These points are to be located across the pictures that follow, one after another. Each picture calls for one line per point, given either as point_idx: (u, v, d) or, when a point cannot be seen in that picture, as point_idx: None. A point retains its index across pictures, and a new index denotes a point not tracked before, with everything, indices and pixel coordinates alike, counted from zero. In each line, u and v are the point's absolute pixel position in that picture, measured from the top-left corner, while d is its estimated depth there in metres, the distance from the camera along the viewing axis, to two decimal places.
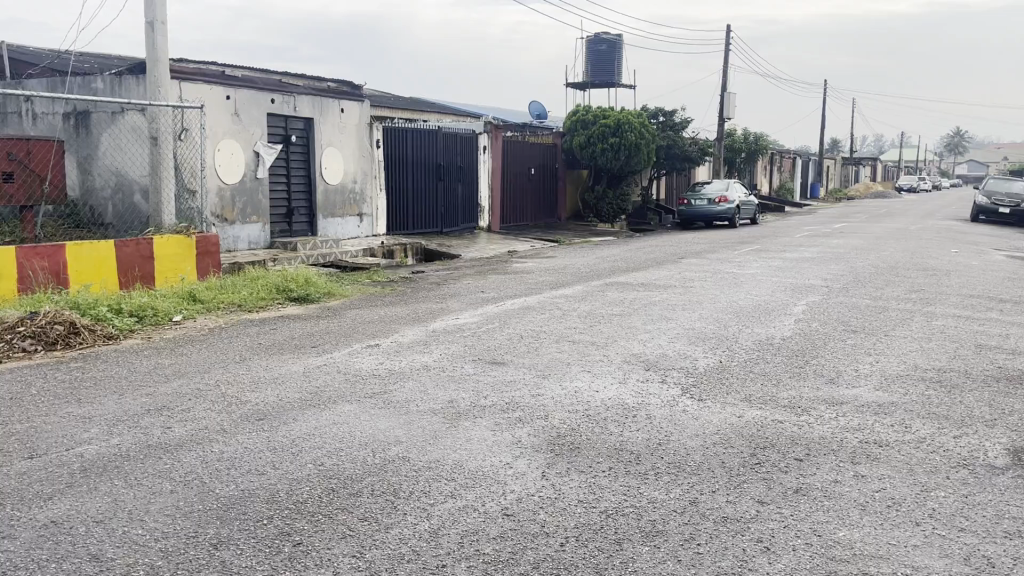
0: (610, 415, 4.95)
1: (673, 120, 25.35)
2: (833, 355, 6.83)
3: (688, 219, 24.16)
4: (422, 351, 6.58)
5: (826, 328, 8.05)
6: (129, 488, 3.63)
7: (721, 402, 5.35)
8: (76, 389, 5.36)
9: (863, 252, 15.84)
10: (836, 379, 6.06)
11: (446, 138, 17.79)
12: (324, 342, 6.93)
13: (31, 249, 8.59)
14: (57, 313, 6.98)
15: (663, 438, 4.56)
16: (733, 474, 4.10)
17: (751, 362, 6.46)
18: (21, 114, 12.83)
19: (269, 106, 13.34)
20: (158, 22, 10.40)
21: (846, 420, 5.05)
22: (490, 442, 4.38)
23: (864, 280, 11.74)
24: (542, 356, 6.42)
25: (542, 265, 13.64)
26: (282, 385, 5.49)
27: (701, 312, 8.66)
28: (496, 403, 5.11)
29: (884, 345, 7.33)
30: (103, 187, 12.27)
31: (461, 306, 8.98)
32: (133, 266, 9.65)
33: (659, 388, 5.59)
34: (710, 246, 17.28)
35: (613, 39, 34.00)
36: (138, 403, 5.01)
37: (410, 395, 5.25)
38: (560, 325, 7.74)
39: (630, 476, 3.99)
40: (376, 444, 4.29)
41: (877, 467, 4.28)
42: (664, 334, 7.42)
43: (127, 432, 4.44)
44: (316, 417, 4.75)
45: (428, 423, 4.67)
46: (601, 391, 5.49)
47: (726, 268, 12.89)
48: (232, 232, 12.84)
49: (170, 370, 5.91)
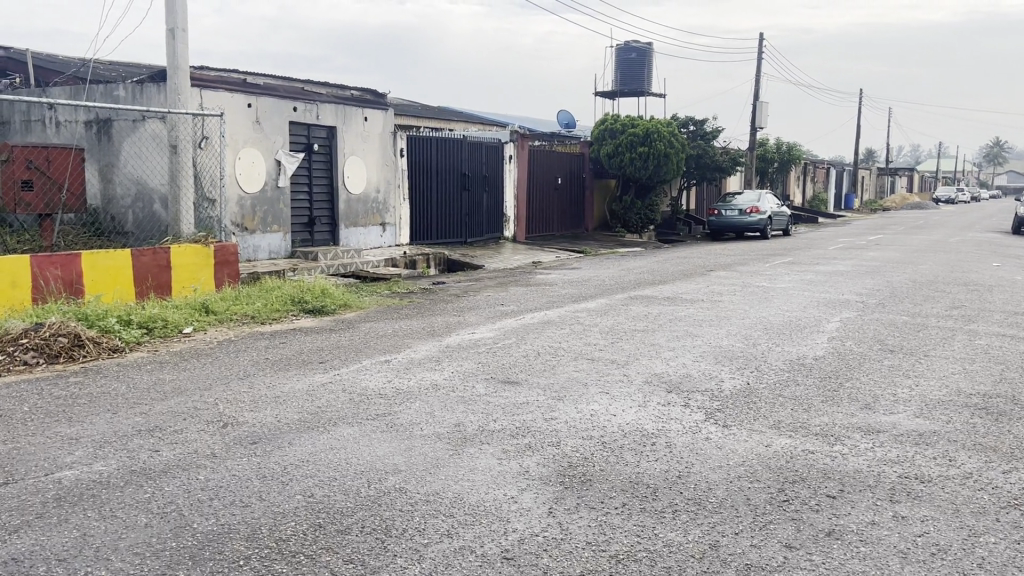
0: (627, 443, 4.62)
1: (703, 129, 24.87)
2: (869, 377, 6.43)
3: (718, 229, 23.68)
4: (433, 368, 6.29)
5: (862, 347, 7.63)
6: (102, 521, 3.37)
7: (747, 428, 5.00)
8: (69, 406, 5.15)
9: (901, 266, 15.28)
10: (874, 404, 5.65)
11: (471, 146, 17.56)
12: (332, 357, 6.68)
13: (46, 258, 8.45)
14: (62, 324, 6.80)
15: (683, 470, 4.23)
16: (758, 512, 3.75)
17: (781, 385, 6.08)
18: (44, 122, 12.82)
19: (291, 114, 13.21)
20: (179, 29, 10.27)
21: (885, 451, 4.67)
22: (495, 473, 4.07)
23: (901, 296, 11.25)
24: (559, 375, 6.10)
25: (565, 276, 13.34)
26: (283, 404, 5.23)
27: (729, 329, 8.28)
28: (507, 428, 4.80)
29: (924, 366, 6.92)
30: (124, 195, 12.18)
31: (477, 320, 8.67)
32: (149, 276, 9.49)
33: (682, 413, 5.25)
34: (742, 258, 16.83)
35: (644, 47, 33.55)
36: (129, 423, 4.78)
37: (416, 418, 4.96)
38: (580, 341, 7.42)
39: (645, 515, 3.66)
40: (372, 473, 4.01)
41: (919, 507, 3.91)
42: (690, 352, 7.06)
43: (113, 455, 4.20)
44: (313, 441, 4.48)
45: (431, 449, 4.38)
46: (620, 414, 5.16)
47: (756, 282, 12.47)
48: (252, 241, 12.69)
49: (169, 387, 5.66)
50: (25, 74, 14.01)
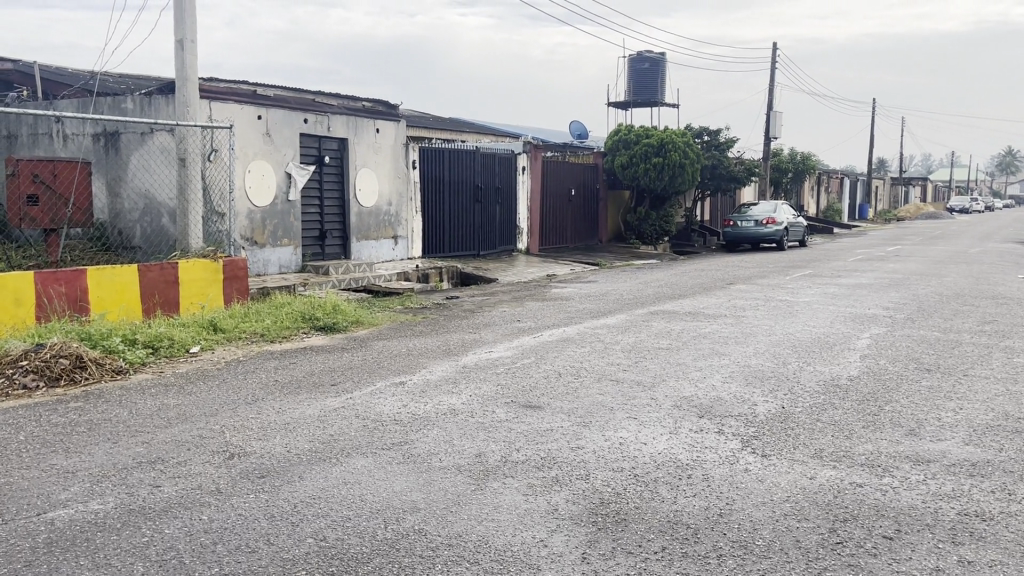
0: (661, 476, 4.30)
1: (718, 139, 24.54)
2: (910, 400, 6.07)
3: (734, 240, 23.32)
4: (450, 391, 5.98)
5: (896, 366, 7.28)
6: (95, 571, 3.10)
7: (788, 458, 4.67)
8: (68, 435, 4.87)
9: (926, 278, 14.86)
10: (919, 431, 5.30)
11: (484, 158, 17.30)
12: (345, 379, 6.39)
13: (50, 275, 8.22)
14: (63, 345, 6.55)
15: (724, 507, 3.91)
16: (812, 557, 3.43)
17: (818, 409, 5.73)
18: (51, 135, 12.65)
19: (302, 126, 12.99)
20: (188, 40, 10.06)
21: (938, 484, 4.33)
22: (521, 512, 3.76)
23: (930, 310, 10.87)
24: (583, 399, 5.78)
25: (582, 290, 13.02)
26: (293, 432, 4.94)
27: (756, 347, 7.94)
28: (531, 458, 4.49)
29: (965, 387, 6.56)
30: (132, 210, 11.98)
31: (493, 337, 8.36)
32: (155, 292, 9.24)
33: (717, 441, 4.92)
34: (760, 270, 16.45)
35: (656, 56, 33.21)
36: (130, 454, 4.50)
37: (433, 447, 4.65)
38: (602, 361, 7.10)
39: (687, 562, 3.33)
40: (388, 512, 3.70)
41: (985, 550, 3.57)
42: (718, 373, 6.73)
43: (111, 493, 3.93)
44: (325, 475, 4.18)
45: (451, 484, 4.07)
46: (651, 443, 4.84)
47: (779, 296, 12.10)
48: (263, 255, 12.44)
49: (174, 413, 5.39)
50: (31, 86, 13.85)
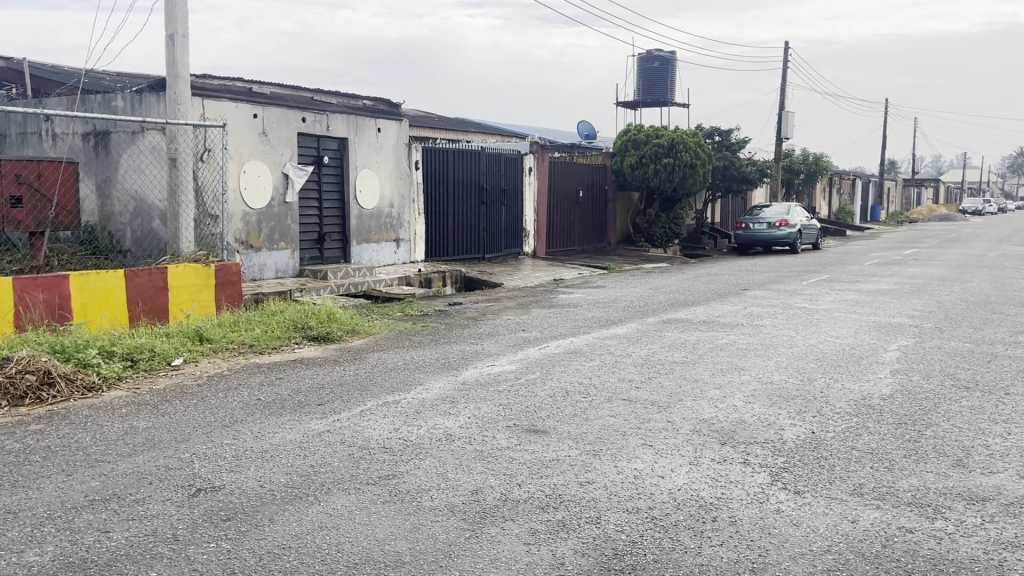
0: (682, 519, 3.77)
1: (729, 139, 23.96)
2: (952, 424, 5.52)
3: (746, 243, 22.71)
4: (446, 412, 5.46)
5: (931, 382, 6.72)
6: None
7: (824, 495, 4.14)
8: (19, 465, 4.38)
9: (950, 284, 14.23)
10: (967, 462, 4.76)
11: (489, 158, 16.78)
12: (333, 398, 5.86)
13: (30, 280, 7.74)
14: (32, 358, 6.04)
15: (756, 559, 3.39)
16: None
17: (852, 435, 5.19)
18: (40, 134, 12.21)
19: (299, 125, 12.51)
20: (179, 34, 9.54)
21: (999, 530, 3.79)
22: (522, 567, 3.24)
23: (959, 319, 10.29)
24: (592, 423, 5.25)
25: (590, 296, 12.47)
26: (270, 462, 4.44)
27: (778, 361, 7.40)
28: (534, 497, 3.97)
29: (1011, 407, 6.01)
30: (121, 212, 11.51)
31: (497, 349, 7.83)
32: (142, 299, 8.75)
33: (743, 474, 4.40)
34: (776, 274, 15.85)
35: (665, 55, 32.60)
36: (81, 489, 4.01)
37: (424, 482, 4.14)
38: (613, 377, 6.57)
39: None
40: (367, 567, 3.20)
41: None
42: (739, 392, 6.17)
43: (53, 539, 3.43)
44: (300, 517, 3.67)
45: (442, 530, 3.55)
46: (669, 477, 4.31)
47: (797, 303, 11.49)
48: (258, 259, 11.95)
49: (142, 438, 4.89)
50: (21, 84, 13.42)
